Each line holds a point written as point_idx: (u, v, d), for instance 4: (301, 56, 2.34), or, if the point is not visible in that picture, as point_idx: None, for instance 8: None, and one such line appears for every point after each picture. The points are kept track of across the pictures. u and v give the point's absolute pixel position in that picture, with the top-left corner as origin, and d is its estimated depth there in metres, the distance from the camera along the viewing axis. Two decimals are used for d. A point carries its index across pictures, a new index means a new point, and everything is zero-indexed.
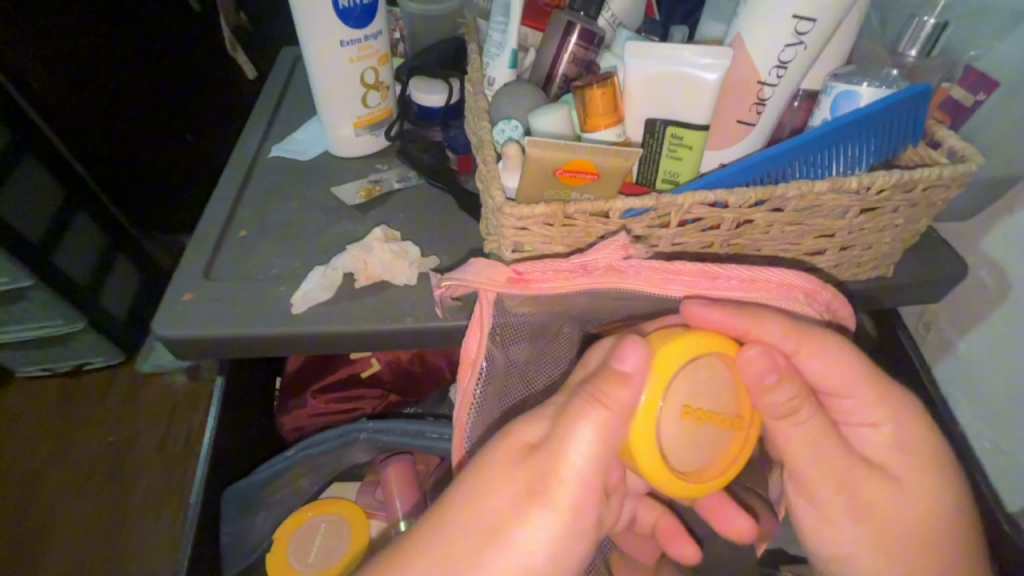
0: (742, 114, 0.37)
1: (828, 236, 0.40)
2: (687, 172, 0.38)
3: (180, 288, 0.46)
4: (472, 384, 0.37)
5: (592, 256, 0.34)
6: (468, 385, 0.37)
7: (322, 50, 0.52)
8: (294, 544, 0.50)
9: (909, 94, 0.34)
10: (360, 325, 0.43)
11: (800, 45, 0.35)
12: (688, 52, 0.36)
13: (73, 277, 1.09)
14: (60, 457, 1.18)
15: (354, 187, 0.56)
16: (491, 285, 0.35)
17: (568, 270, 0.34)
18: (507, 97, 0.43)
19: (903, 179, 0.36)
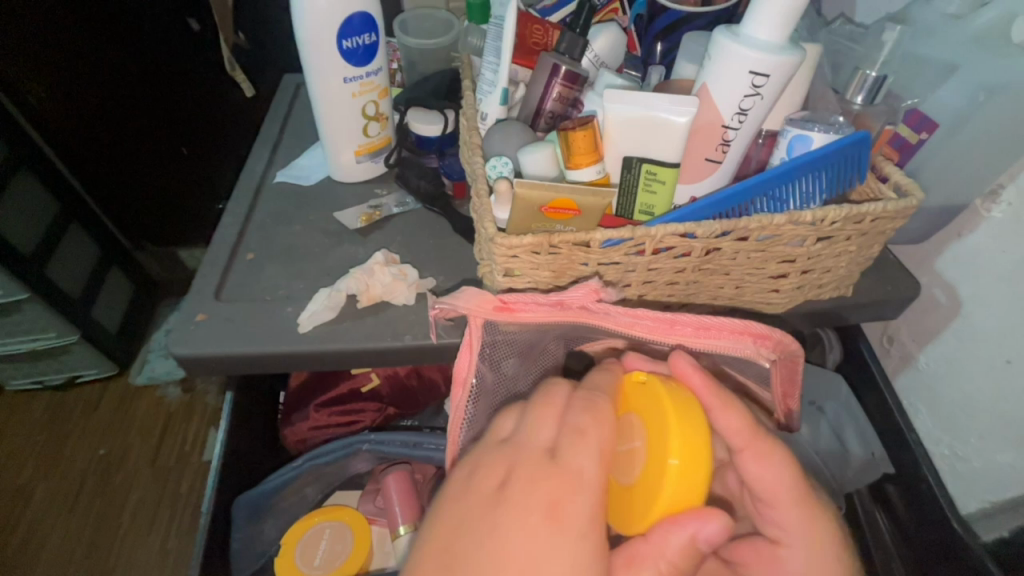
0: (708, 154, 0.41)
1: (789, 262, 0.44)
2: (661, 204, 0.42)
3: (192, 308, 0.49)
4: (463, 400, 0.41)
5: (570, 294, 0.38)
6: (460, 402, 0.41)
7: (326, 85, 0.55)
8: (302, 547, 0.53)
9: (854, 139, 0.39)
10: (362, 343, 0.47)
11: (756, 96, 0.39)
12: (660, 99, 0.40)
13: (64, 288, 1.12)
14: (55, 469, 1.19)
15: (354, 212, 0.59)
16: (479, 312, 0.39)
17: (547, 305, 0.38)
18: (498, 134, 0.47)
19: (853, 211, 0.40)
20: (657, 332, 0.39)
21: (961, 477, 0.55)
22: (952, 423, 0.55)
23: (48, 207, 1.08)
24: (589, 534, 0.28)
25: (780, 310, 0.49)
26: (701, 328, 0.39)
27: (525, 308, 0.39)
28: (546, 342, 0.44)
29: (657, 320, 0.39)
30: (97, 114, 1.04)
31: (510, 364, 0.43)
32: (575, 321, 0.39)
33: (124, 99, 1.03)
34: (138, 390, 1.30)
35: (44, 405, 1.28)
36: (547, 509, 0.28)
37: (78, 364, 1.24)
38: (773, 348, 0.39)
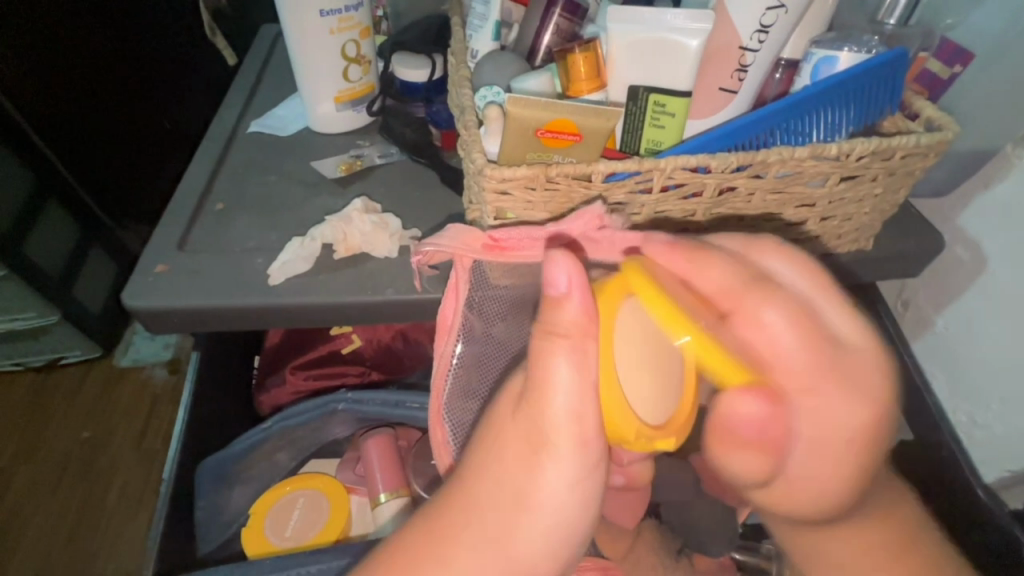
0: (723, 82, 0.37)
1: (808, 206, 0.40)
2: (670, 139, 0.38)
3: (153, 260, 0.44)
4: (449, 348, 0.37)
5: (568, 224, 0.33)
6: (446, 350, 0.37)
7: (302, 20, 0.51)
8: (272, 519, 0.50)
9: (886, 59, 0.34)
10: (339, 296, 0.43)
11: (780, 9, 0.35)
12: (670, 16, 0.35)
13: (43, 268, 1.03)
14: (35, 452, 1.15)
15: (334, 161, 0.55)
16: (467, 250, 0.35)
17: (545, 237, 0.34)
18: (490, 65, 0.43)
19: (883, 145, 0.36)
20: None
21: (980, 446, 0.52)
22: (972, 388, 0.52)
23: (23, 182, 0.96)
24: (594, 444, 0.28)
25: None
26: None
27: (520, 247, 0.35)
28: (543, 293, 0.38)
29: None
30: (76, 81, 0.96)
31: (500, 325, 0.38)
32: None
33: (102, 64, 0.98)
34: (121, 371, 1.25)
35: (21, 386, 1.23)
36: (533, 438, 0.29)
37: (61, 345, 1.19)
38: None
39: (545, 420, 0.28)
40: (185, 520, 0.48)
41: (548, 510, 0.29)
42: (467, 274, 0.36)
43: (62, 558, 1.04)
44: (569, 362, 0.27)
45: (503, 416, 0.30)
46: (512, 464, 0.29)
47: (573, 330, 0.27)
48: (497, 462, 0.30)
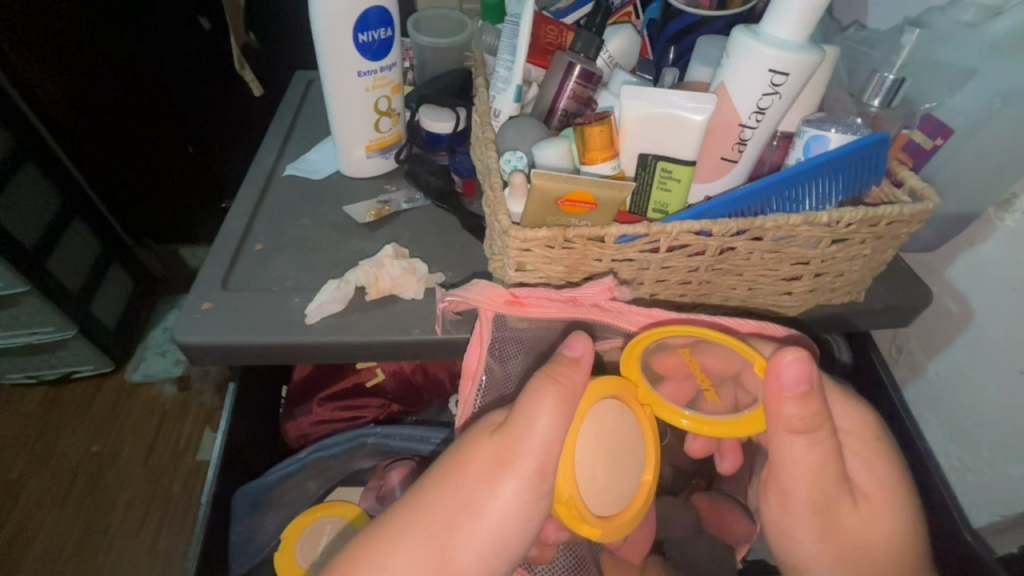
0: (725, 152, 0.41)
1: (802, 264, 0.43)
2: (675, 203, 0.42)
3: (200, 297, 0.48)
4: (473, 394, 0.40)
5: (583, 291, 0.38)
6: (469, 395, 0.41)
7: (341, 79, 0.55)
8: (301, 543, 0.52)
9: (872, 141, 0.39)
10: (370, 336, 0.46)
11: (775, 94, 0.39)
12: (677, 97, 0.40)
13: (65, 284, 1.11)
14: (45, 466, 1.18)
15: (364, 206, 0.59)
16: (491, 305, 0.39)
17: (558, 301, 0.39)
18: (513, 128, 0.48)
19: (869, 214, 0.40)
20: None
21: (970, 488, 0.55)
22: (964, 434, 0.54)
23: (51, 200, 1.08)
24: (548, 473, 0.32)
25: (792, 314, 0.49)
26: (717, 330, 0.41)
27: (537, 304, 0.39)
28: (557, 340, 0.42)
29: (672, 321, 0.39)
30: (108, 109, 1.05)
31: (514, 364, 0.42)
32: (584, 320, 0.39)
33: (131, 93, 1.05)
34: (132, 387, 1.29)
35: (34, 400, 1.26)
36: (500, 456, 0.32)
37: (72, 360, 1.23)
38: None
39: (520, 439, 0.32)
40: (220, 541, 0.51)
41: (462, 574, 0.31)
42: (490, 327, 0.40)
43: None
44: (553, 401, 0.32)
45: (484, 439, 0.33)
46: (474, 480, 0.32)
47: (572, 384, 0.33)
48: (462, 476, 0.32)
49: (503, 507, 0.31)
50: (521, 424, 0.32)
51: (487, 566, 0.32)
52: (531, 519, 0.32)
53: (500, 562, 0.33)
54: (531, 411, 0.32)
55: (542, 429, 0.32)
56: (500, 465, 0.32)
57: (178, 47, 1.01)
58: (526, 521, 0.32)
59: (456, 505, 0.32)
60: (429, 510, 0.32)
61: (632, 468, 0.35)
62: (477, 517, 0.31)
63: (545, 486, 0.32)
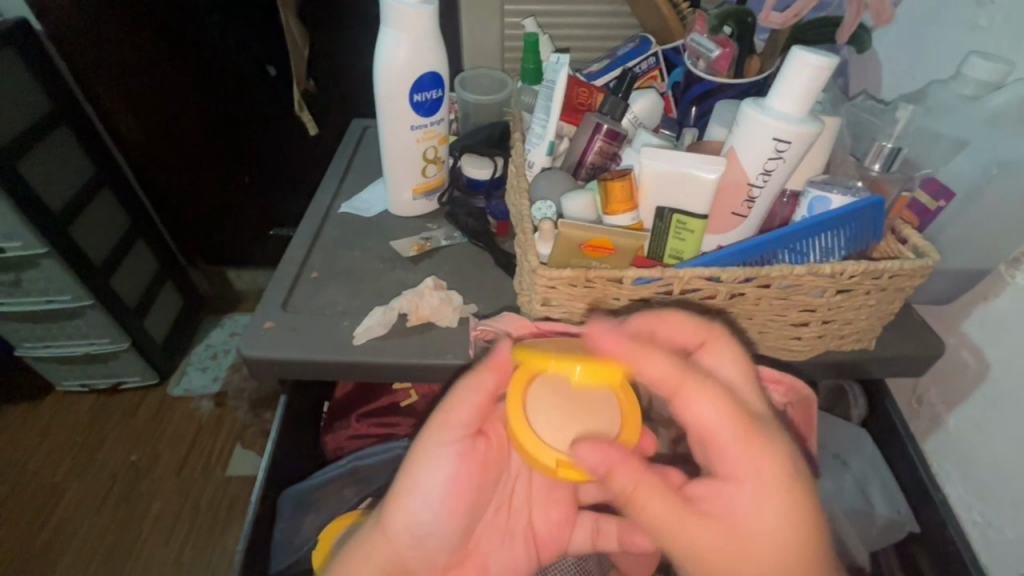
0: (735, 208, 0.46)
1: (809, 311, 0.47)
2: (689, 250, 0.47)
3: (263, 317, 0.55)
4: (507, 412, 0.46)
5: (599, 330, 0.44)
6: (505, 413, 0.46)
7: (395, 131, 0.63)
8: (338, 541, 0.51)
9: (870, 202, 0.42)
10: (408, 358, 0.52)
11: (780, 159, 0.43)
12: (690, 159, 0.45)
13: (125, 300, 1.22)
14: (88, 469, 1.26)
15: (408, 242, 0.65)
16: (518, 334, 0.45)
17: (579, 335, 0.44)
18: (545, 179, 0.54)
19: (869, 268, 0.43)
20: None
21: (992, 546, 0.54)
22: (981, 490, 0.54)
23: (120, 224, 1.20)
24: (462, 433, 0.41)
25: (802, 359, 0.51)
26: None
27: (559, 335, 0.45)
28: None
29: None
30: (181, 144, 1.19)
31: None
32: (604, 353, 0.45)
33: (199, 131, 1.19)
34: (174, 400, 1.38)
35: (86, 407, 1.37)
36: (449, 427, 0.40)
37: (123, 371, 1.33)
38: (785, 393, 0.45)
39: (451, 405, 0.40)
40: (263, 540, 0.55)
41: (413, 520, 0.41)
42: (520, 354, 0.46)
43: None
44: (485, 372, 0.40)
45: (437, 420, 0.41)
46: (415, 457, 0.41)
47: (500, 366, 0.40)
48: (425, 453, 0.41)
49: (441, 464, 0.41)
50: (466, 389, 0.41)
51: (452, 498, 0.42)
52: (468, 467, 0.42)
53: (437, 523, 0.42)
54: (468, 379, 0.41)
55: (476, 391, 0.40)
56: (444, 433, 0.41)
57: (248, 93, 1.14)
58: (467, 478, 0.42)
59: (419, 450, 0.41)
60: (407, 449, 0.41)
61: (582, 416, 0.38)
62: (420, 477, 0.40)
63: (471, 450, 0.42)
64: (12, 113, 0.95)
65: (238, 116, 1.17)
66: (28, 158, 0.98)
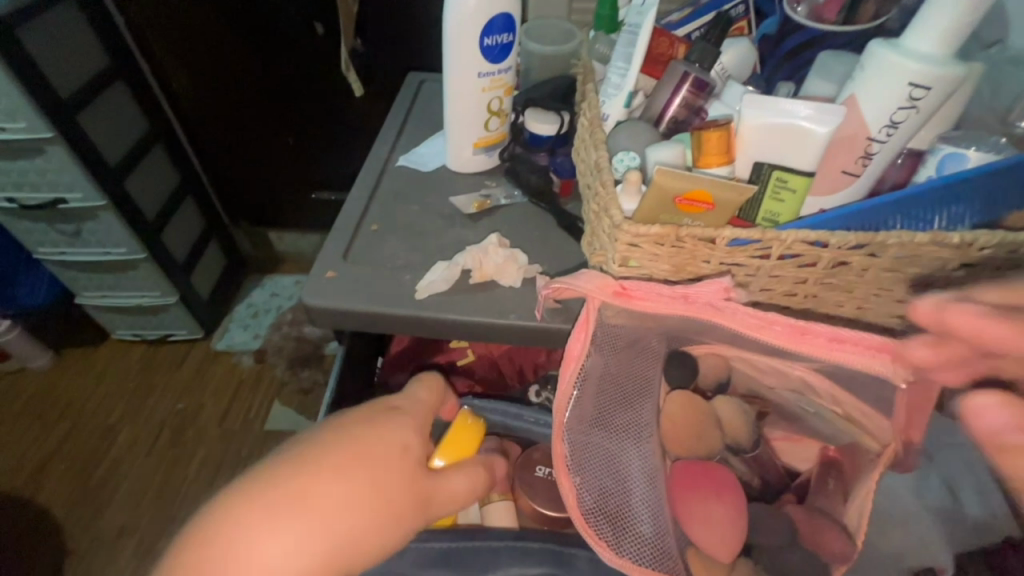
0: (847, 165, 0.41)
1: (922, 287, 0.42)
2: (787, 213, 0.43)
3: (322, 267, 0.54)
4: (572, 381, 0.40)
5: (697, 288, 0.38)
6: (568, 382, 0.40)
7: (460, 80, 0.60)
8: None
9: (1019, 161, 0.36)
10: (470, 316, 0.49)
11: (912, 108, 0.38)
12: (801, 107, 0.40)
13: (174, 255, 1.25)
14: (142, 413, 1.32)
15: (467, 198, 0.63)
16: (598, 294, 0.39)
17: (671, 295, 0.39)
18: (625, 131, 0.50)
19: (1009, 239, 0.38)
20: (787, 339, 0.39)
21: None
22: None
23: (169, 178, 1.22)
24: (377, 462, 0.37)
25: (903, 340, 0.47)
26: (836, 340, 0.38)
27: (646, 298, 0.39)
28: (649, 339, 0.45)
29: (790, 326, 0.38)
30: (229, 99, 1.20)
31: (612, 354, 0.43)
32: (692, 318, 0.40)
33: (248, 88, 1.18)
34: (222, 353, 1.42)
35: (142, 354, 1.42)
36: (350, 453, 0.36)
37: (175, 322, 1.37)
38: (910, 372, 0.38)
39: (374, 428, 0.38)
40: None
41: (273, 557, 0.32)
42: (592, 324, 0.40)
43: (142, 519, 1.16)
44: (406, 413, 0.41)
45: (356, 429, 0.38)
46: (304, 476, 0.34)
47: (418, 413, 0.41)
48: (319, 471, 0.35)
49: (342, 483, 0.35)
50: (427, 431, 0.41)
51: (353, 536, 0.33)
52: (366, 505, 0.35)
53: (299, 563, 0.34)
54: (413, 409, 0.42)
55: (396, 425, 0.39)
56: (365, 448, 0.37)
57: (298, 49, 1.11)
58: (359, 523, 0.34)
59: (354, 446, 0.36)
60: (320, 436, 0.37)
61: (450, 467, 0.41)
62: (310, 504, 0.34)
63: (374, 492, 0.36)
64: (72, 63, 0.96)
65: (288, 73, 1.15)
66: (86, 112, 0.99)
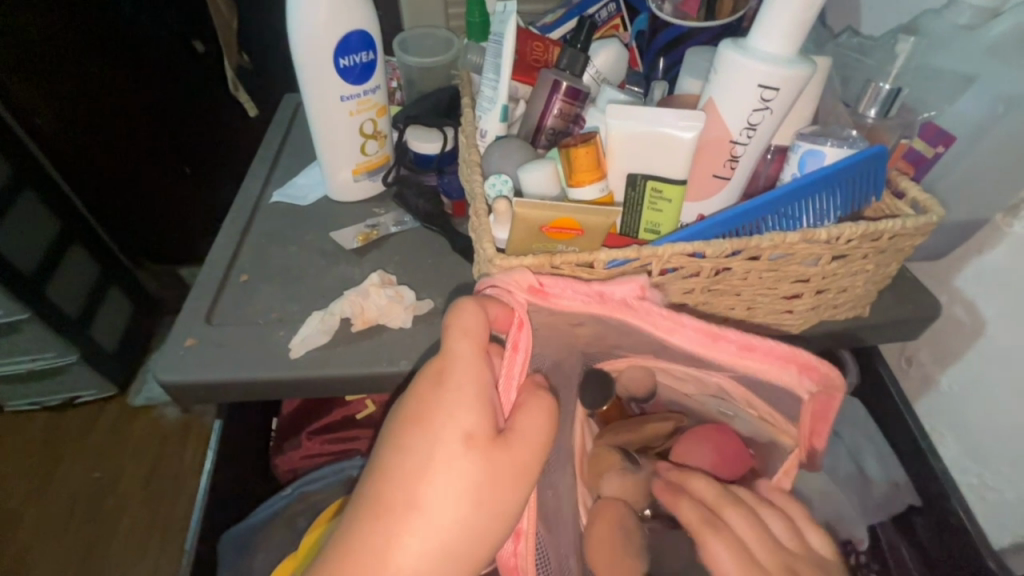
0: (716, 170, 0.40)
1: (802, 282, 0.42)
2: (668, 222, 0.41)
3: (182, 334, 0.47)
4: (510, 393, 0.33)
5: (614, 287, 0.35)
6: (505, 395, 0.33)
7: (323, 105, 0.54)
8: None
9: (870, 154, 0.37)
10: (356, 369, 0.45)
11: (766, 110, 0.37)
12: (663, 114, 0.38)
13: (66, 310, 1.09)
14: (49, 492, 1.16)
15: (351, 232, 0.58)
16: (514, 291, 0.34)
17: (587, 294, 0.35)
18: (498, 151, 0.47)
19: (870, 230, 0.38)
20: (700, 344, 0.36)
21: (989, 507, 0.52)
22: (980, 450, 0.51)
23: (48, 229, 1.04)
24: (457, 414, 0.29)
25: (794, 332, 0.47)
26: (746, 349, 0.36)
27: (564, 295, 0.35)
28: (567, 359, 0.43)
29: (700, 332, 0.36)
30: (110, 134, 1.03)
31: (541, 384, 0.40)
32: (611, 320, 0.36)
33: (138, 113, 1.03)
34: (136, 410, 1.27)
35: (38, 426, 1.25)
36: (418, 417, 0.30)
37: (77, 384, 1.21)
38: (818, 384, 0.37)
39: (428, 376, 0.31)
40: None
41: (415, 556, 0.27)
42: (528, 331, 0.33)
43: None
44: (461, 332, 0.32)
45: (413, 392, 0.30)
46: (393, 465, 0.29)
47: (473, 348, 0.31)
48: (395, 457, 0.29)
49: (419, 463, 0.29)
50: (485, 400, 0.30)
51: (456, 556, 0.28)
52: (462, 459, 0.29)
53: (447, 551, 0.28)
54: (468, 355, 0.31)
55: (460, 336, 0.31)
56: (424, 412, 0.30)
57: (173, 69, 1.00)
58: (469, 491, 0.28)
59: (415, 471, 0.28)
60: (377, 456, 0.30)
61: (526, 402, 0.32)
62: (397, 507, 0.28)
63: (468, 437, 0.29)
64: None
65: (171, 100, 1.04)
66: None
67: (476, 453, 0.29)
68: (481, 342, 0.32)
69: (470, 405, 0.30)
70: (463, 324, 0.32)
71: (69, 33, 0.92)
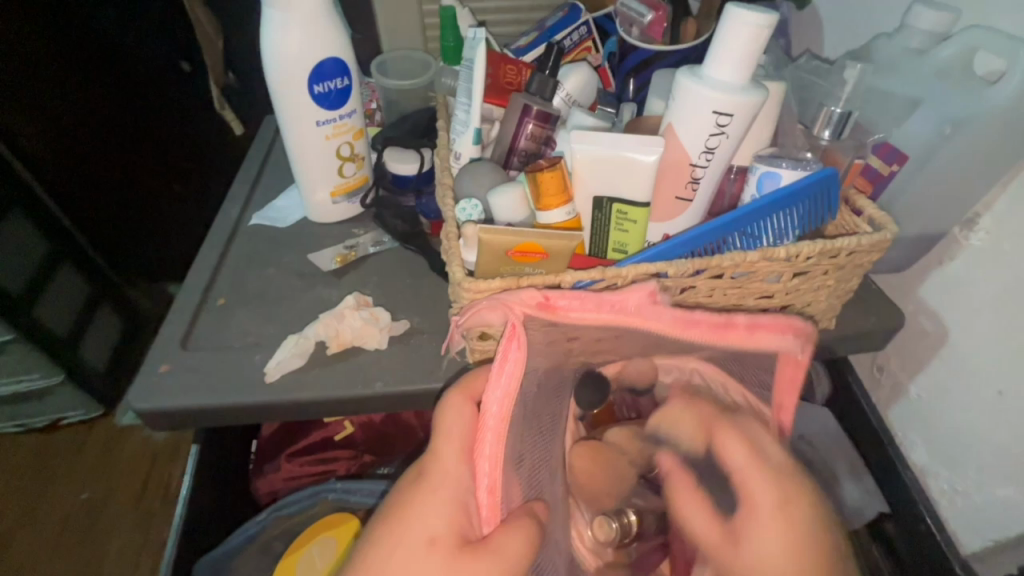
0: (679, 192, 0.41)
1: (766, 297, 0.43)
2: (634, 242, 0.42)
3: (158, 359, 0.48)
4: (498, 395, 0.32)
5: (624, 296, 0.34)
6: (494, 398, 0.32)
7: (300, 130, 0.55)
8: None
9: (824, 176, 0.39)
10: (331, 392, 0.45)
11: (722, 134, 0.39)
12: (626, 140, 0.39)
13: (53, 329, 1.04)
14: (33, 517, 1.13)
15: (329, 253, 0.58)
16: (519, 305, 0.34)
17: (596, 304, 0.35)
18: (470, 175, 0.48)
19: (827, 247, 0.40)
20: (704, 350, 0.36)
21: (961, 513, 0.52)
22: (949, 456, 0.52)
23: (36, 249, 0.98)
24: (433, 515, 0.30)
25: None
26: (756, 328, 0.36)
27: (572, 308, 0.35)
28: None
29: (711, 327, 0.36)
30: (98, 151, 1.00)
31: None
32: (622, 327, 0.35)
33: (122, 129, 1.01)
34: (123, 430, 1.25)
35: (21, 450, 1.22)
36: (397, 515, 0.30)
37: (61, 406, 1.19)
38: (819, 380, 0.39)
39: (418, 470, 0.32)
40: None
41: None
42: (517, 339, 0.33)
43: None
44: (454, 420, 0.33)
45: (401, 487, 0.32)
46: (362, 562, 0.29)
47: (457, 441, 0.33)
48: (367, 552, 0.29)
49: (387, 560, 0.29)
50: (458, 504, 0.30)
51: None
52: (427, 563, 0.28)
53: None
54: (449, 463, 0.32)
55: (449, 439, 0.33)
56: (403, 510, 0.30)
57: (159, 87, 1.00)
58: None
59: (381, 567, 0.28)
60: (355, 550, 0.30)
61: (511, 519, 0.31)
62: None
63: (437, 539, 0.29)
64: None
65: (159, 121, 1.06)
66: None
67: (439, 557, 0.28)
68: (464, 445, 0.32)
69: (444, 508, 0.30)
70: (448, 425, 0.33)
71: (55, 47, 0.89)
